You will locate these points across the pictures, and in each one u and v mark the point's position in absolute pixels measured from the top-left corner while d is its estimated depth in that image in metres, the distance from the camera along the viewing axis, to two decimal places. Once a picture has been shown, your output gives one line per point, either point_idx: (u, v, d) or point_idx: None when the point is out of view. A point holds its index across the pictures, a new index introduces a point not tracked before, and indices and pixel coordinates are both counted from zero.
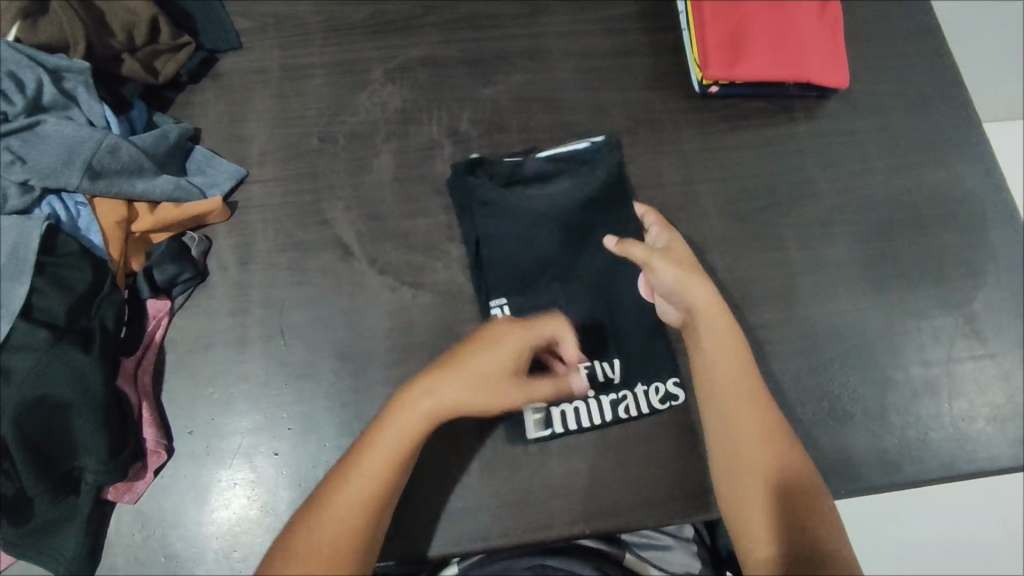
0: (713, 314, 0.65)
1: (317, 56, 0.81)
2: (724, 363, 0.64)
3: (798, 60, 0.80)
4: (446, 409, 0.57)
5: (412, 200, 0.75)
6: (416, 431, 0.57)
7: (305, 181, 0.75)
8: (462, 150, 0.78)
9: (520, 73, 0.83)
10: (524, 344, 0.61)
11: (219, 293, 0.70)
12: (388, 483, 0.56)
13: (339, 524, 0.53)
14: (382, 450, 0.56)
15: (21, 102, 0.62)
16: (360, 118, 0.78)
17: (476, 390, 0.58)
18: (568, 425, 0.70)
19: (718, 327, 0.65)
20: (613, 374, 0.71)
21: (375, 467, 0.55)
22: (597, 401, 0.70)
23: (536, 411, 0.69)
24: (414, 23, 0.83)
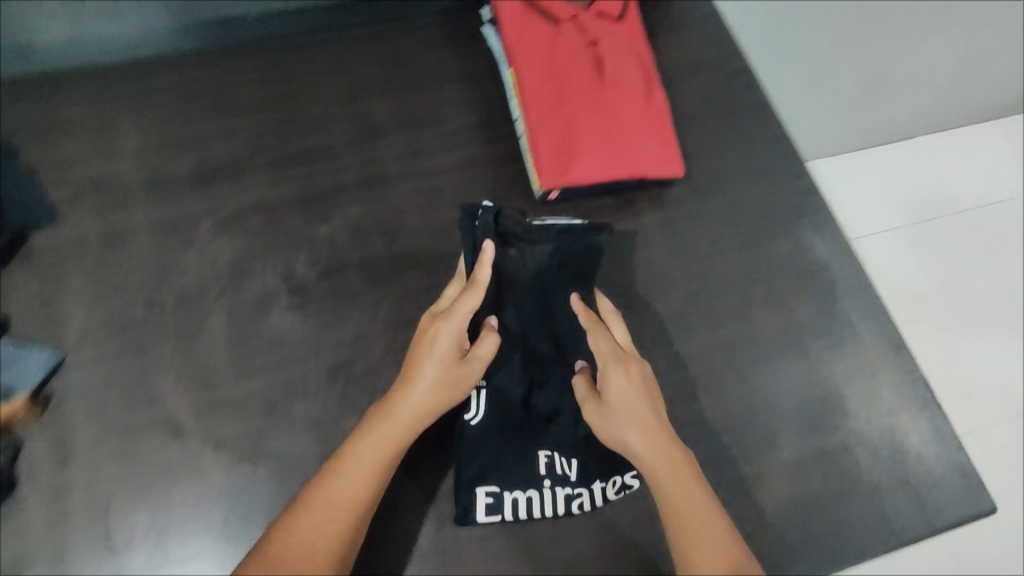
0: (660, 462, 0.60)
1: (139, 218, 0.77)
2: (679, 495, 0.59)
3: (628, 157, 0.81)
4: (413, 419, 0.60)
5: (249, 360, 0.71)
6: (397, 441, 0.60)
7: (128, 357, 0.70)
8: (300, 297, 0.75)
9: (357, 203, 0.80)
10: (454, 331, 0.62)
11: (32, 502, 0.63)
12: (367, 495, 0.57)
13: (316, 536, 0.55)
14: (365, 464, 0.58)
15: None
16: (188, 278, 0.75)
17: (428, 394, 0.61)
18: (518, 514, 0.67)
19: (678, 477, 0.59)
20: (572, 470, 0.69)
21: (358, 484, 0.57)
22: (552, 492, 0.68)
23: (487, 495, 0.67)
24: (242, 168, 0.81)
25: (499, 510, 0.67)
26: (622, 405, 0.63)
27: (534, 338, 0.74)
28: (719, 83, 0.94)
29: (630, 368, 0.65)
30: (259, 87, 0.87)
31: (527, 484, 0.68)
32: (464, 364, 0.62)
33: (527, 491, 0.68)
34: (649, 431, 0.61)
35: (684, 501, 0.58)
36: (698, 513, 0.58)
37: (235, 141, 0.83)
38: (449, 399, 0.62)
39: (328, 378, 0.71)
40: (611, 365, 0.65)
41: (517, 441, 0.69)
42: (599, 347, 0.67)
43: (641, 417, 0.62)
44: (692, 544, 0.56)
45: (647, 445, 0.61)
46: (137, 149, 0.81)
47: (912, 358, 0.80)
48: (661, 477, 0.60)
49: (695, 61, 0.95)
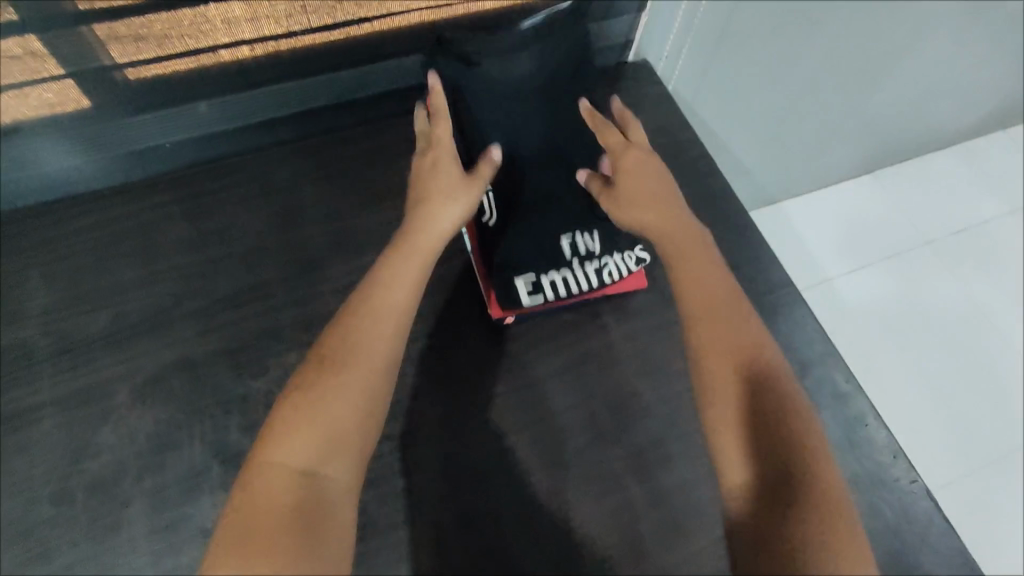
0: (673, 231, 0.61)
1: (45, 391, 0.69)
2: (694, 259, 0.58)
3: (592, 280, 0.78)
4: (442, 221, 0.62)
5: (175, 555, 0.63)
6: (433, 242, 0.61)
7: (35, 567, 0.62)
8: (232, 473, 0.67)
9: (293, 349, 0.73)
10: (444, 137, 0.67)
11: None
12: (409, 295, 0.56)
13: (372, 340, 0.51)
14: (407, 261, 0.58)
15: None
16: (103, 461, 0.66)
17: (449, 194, 0.63)
18: (556, 291, 0.77)
19: (686, 239, 0.60)
20: (595, 245, 0.77)
21: (398, 288, 0.55)
22: (581, 268, 0.77)
23: (526, 282, 0.76)
24: (165, 320, 0.74)
25: (538, 293, 0.76)
26: (634, 187, 0.65)
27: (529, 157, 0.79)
28: (676, 174, 0.90)
29: (637, 155, 0.67)
30: (181, 223, 0.79)
31: (557, 266, 0.77)
32: (471, 181, 0.65)
33: (559, 271, 0.77)
34: (657, 191, 0.64)
35: (698, 271, 0.57)
36: (717, 287, 0.56)
37: (157, 289, 0.75)
38: (465, 212, 0.64)
39: None
40: (623, 153, 0.68)
41: (543, 251, 0.77)
42: (613, 141, 0.69)
43: (648, 175, 0.65)
44: (714, 302, 0.54)
45: (652, 217, 0.62)
46: (45, 309, 0.73)
47: (910, 467, 0.74)
48: (670, 241, 0.60)
49: None
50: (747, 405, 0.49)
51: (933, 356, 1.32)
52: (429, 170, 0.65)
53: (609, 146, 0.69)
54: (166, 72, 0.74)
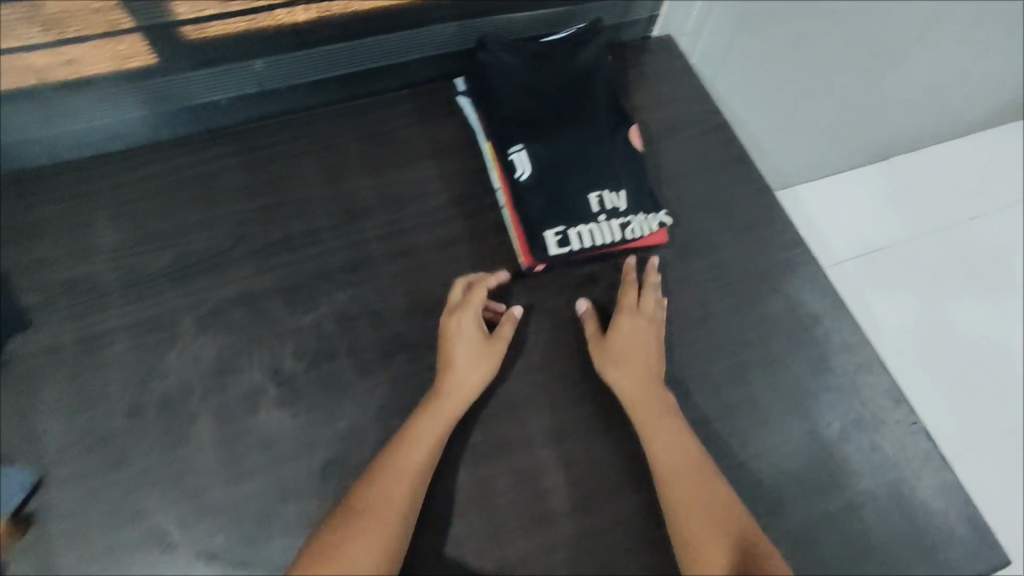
0: (660, 406, 0.72)
1: (117, 319, 0.75)
2: (672, 436, 0.69)
3: (616, 243, 0.81)
4: (460, 391, 0.71)
5: (236, 463, 0.69)
6: (451, 411, 0.70)
7: (111, 470, 0.67)
8: (287, 393, 0.73)
9: (341, 290, 0.79)
10: (476, 301, 0.75)
11: None
12: (426, 459, 0.67)
13: (393, 503, 0.64)
14: (427, 430, 0.68)
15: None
16: (170, 381, 0.72)
17: (470, 361, 0.72)
18: (584, 243, 0.79)
19: (665, 416, 0.71)
20: (621, 203, 0.81)
21: (419, 452, 0.67)
22: (607, 224, 0.80)
23: (556, 233, 0.78)
24: (224, 259, 0.80)
25: (567, 243, 0.79)
26: (632, 355, 0.74)
27: (555, 113, 0.85)
28: (698, 140, 0.95)
29: (642, 324, 0.76)
30: (234, 175, 0.85)
31: (585, 220, 0.79)
32: (492, 345, 0.74)
33: (587, 224, 0.79)
34: (648, 368, 0.74)
35: (667, 443, 0.69)
36: (691, 464, 0.68)
37: (214, 233, 0.81)
38: (487, 376, 0.72)
39: (324, 476, 0.70)
40: (623, 318, 0.77)
41: (572, 207, 0.79)
42: (623, 303, 0.78)
43: (645, 351, 0.75)
44: (675, 478, 0.67)
45: (632, 389, 0.73)
46: (113, 247, 0.79)
47: (911, 411, 0.80)
48: (648, 413, 0.71)
49: (672, 121, 0.96)
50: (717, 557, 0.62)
51: (942, 333, 1.35)
52: (457, 333, 0.73)
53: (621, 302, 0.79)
54: (226, 30, 0.80)
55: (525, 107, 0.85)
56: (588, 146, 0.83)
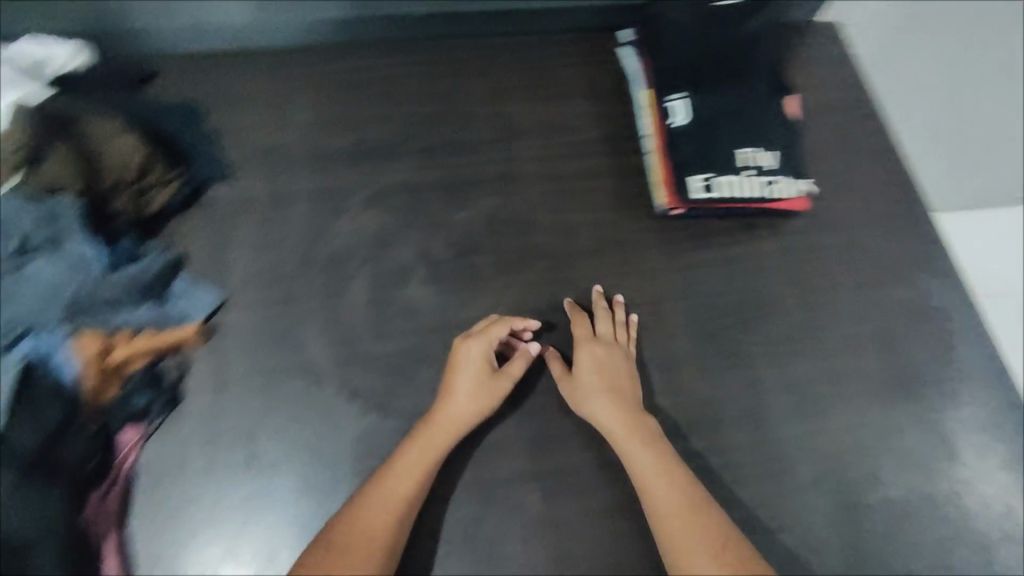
0: (658, 459, 0.69)
1: (301, 185, 0.85)
2: (668, 482, 0.67)
3: (758, 199, 0.84)
4: (455, 424, 0.70)
5: (384, 324, 0.77)
6: (444, 441, 0.69)
7: (280, 306, 0.77)
8: (434, 275, 0.81)
9: (491, 197, 0.87)
10: (483, 333, 0.74)
11: (190, 420, 0.71)
12: (411, 492, 0.66)
13: (373, 529, 0.63)
14: (416, 460, 0.68)
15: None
16: (338, 244, 0.81)
17: (473, 398, 0.71)
18: (727, 193, 0.83)
19: (665, 467, 0.68)
20: (768, 162, 0.84)
21: (404, 482, 0.66)
22: (752, 179, 0.84)
23: (700, 179, 0.83)
24: (394, 153, 0.89)
25: (711, 190, 0.83)
26: (613, 403, 0.72)
27: (717, 70, 0.89)
28: (849, 123, 0.95)
29: (602, 354, 0.76)
30: (415, 82, 0.94)
31: (731, 171, 0.83)
32: (499, 380, 0.73)
33: (732, 176, 0.83)
34: (637, 422, 0.71)
35: (655, 485, 0.67)
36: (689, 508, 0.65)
37: (390, 129, 0.90)
38: (485, 408, 0.71)
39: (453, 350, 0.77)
40: (584, 354, 0.76)
41: (720, 158, 0.84)
42: (578, 338, 0.77)
43: (625, 402, 0.72)
44: (669, 524, 0.65)
45: (617, 430, 0.71)
46: (305, 125, 0.89)
47: None
48: (628, 448, 0.70)
49: (827, 100, 0.97)
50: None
51: None
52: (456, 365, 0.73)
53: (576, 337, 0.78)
54: None
55: (688, 60, 0.89)
56: (743, 105, 0.87)
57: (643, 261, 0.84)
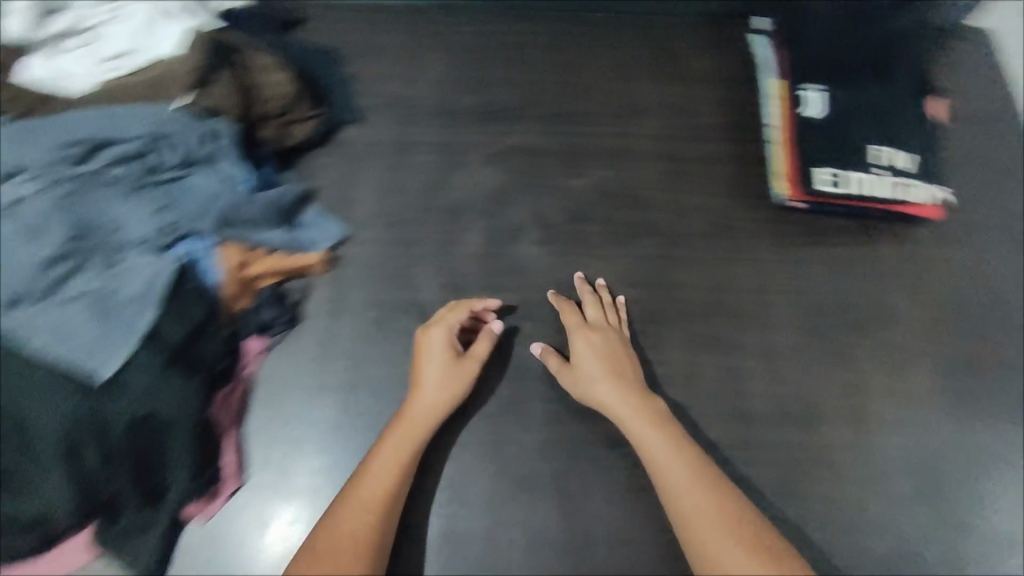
0: (668, 447, 0.65)
1: (426, 135, 0.88)
2: (680, 466, 0.63)
3: (888, 201, 0.81)
4: (426, 411, 0.68)
5: (495, 277, 0.80)
6: (419, 431, 0.67)
7: (399, 247, 0.81)
8: (547, 236, 0.83)
9: (608, 169, 0.88)
10: (447, 323, 0.73)
11: (307, 339, 0.76)
12: (391, 487, 0.64)
13: (355, 526, 0.60)
14: (391, 451, 0.66)
15: (131, 148, 0.67)
16: (458, 195, 0.84)
17: (444, 385, 0.70)
18: (856, 190, 0.81)
19: (678, 451, 0.64)
20: (904, 164, 0.82)
21: (381, 477, 0.64)
22: (884, 179, 0.82)
23: (830, 173, 0.82)
24: (518, 115, 0.90)
25: (840, 184, 0.81)
26: (612, 394, 0.69)
27: (865, 62, 0.86)
28: (992, 135, 0.90)
29: (597, 340, 0.74)
30: (543, 51, 0.95)
31: (862, 168, 0.82)
32: (463, 366, 0.71)
33: (864, 173, 0.82)
34: (641, 420, 0.67)
35: (670, 471, 0.63)
36: (705, 484, 0.62)
37: (515, 93, 0.92)
38: (458, 394, 0.70)
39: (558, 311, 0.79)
40: (579, 339, 0.74)
41: (853, 154, 0.82)
42: (569, 326, 0.75)
43: (630, 391, 0.69)
44: (689, 507, 0.61)
45: (630, 418, 0.67)
46: (435, 80, 0.92)
47: None
48: (642, 433, 0.66)
49: (971, 109, 0.92)
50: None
51: None
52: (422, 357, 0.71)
53: (568, 326, 0.75)
54: None
55: (836, 48, 0.86)
56: (886, 104, 0.84)
57: (757, 249, 0.83)
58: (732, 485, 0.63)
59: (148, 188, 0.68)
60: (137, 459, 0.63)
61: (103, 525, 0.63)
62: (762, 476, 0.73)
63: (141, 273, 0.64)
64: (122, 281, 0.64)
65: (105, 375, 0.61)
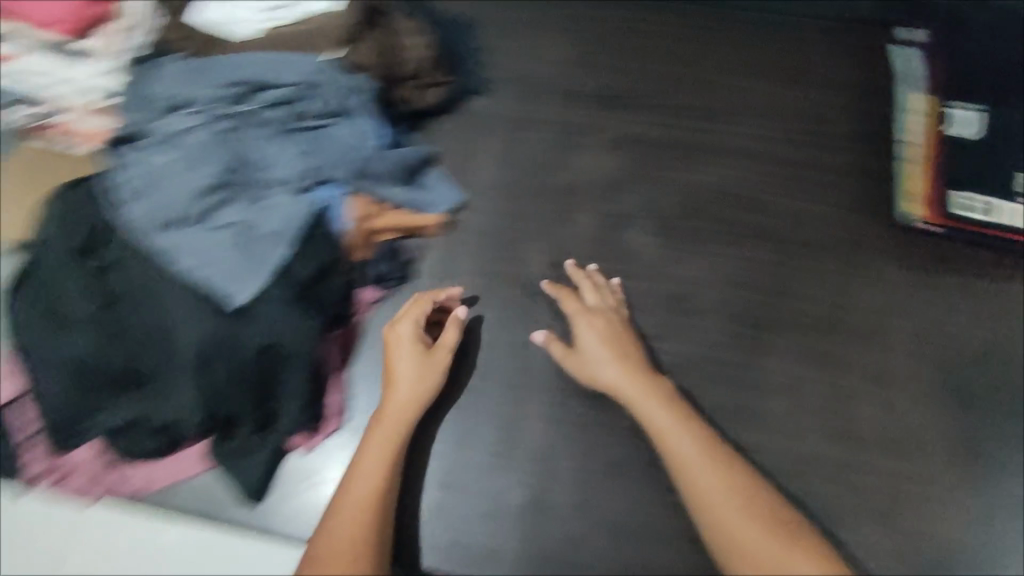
0: (674, 423, 0.66)
1: (548, 113, 0.88)
2: (684, 441, 0.65)
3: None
4: (404, 405, 0.68)
5: (604, 260, 0.81)
6: (399, 428, 0.67)
7: (512, 220, 0.82)
8: (659, 228, 0.82)
9: (731, 168, 0.84)
10: (416, 318, 0.71)
11: (417, 296, 0.78)
12: (382, 485, 0.64)
13: (353, 529, 0.61)
14: (376, 452, 0.66)
15: (283, 94, 0.71)
16: (574, 176, 0.85)
17: (417, 379, 0.69)
18: (993, 217, 0.78)
19: (683, 427, 0.66)
20: None
21: (368, 480, 0.64)
22: None
23: (968, 198, 0.78)
24: (642, 103, 0.88)
25: (976, 210, 0.78)
26: (617, 374, 0.70)
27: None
28: None
29: (600, 323, 0.74)
30: None
31: (1006, 196, 0.77)
32: (435, 358, 0.70)
33: (1006, 201, 0.77)
34: (650, 413, 0.67)
35: (679, 443, 0.65)
36: (707, 451, 0.65)
37: (641, 79, 0.89)
38: (432, 386, 0.70)
39: (663, 303, 0.79)
40: (581, 322, 0.74)
41: (996, 180, 0.78)
42: (570, 313, 0.75)
43: (636, 387, 0.69)
44: (695, 475, 0.63)
45: (637, 400, 0.68)
46: (561, 59, 0.90)
47: None
48: (646, 406, 0.68)
49: None
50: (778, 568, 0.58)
51: None
52: (394, 355, 0.70)
53: (569, 313, 0.75)
54: None
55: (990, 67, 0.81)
56: None
57: (880, 268, 0.79)
58: (728, 448, 0.66)
59: (293, 133, 0.71)
60: (257, 384, 0.66)
61: (219, 440, 0.68)
62: (858, 496, 0.72)
63: (280, 211, 0.67)
64: (263, 218, 0.67)
65: (238, 302, 0.65)
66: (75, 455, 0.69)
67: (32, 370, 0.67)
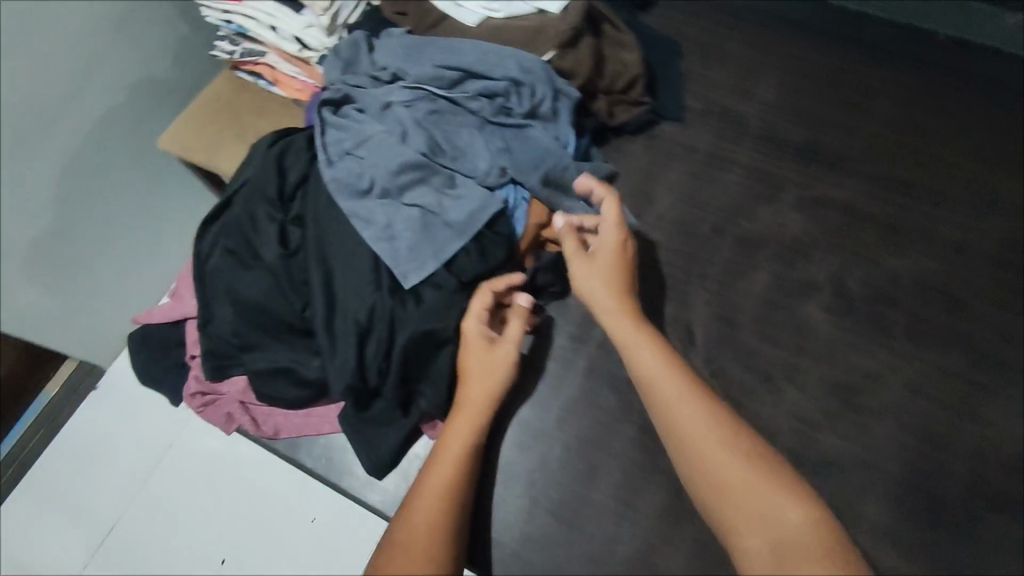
0: (655, 360, 0.60)
1: (743, 156, 0.83)
2: (665, 380, 0.59)
3: None
4: (480, 395, 0.63)
5: (772, 327, 0.74)
6: (478, 417, 0.62)
7: (682, 260, 0.78)
8: (839, 305, 0.75)
9: (932, 257, 0.76)
10: (488, 302, 0.65)
11: (569, 315, 0.76)
12: (461, 476, 0.59)
13: (429, 518, 0.56)
14: (452, 441, 0.61)
15: (491, 87, 0.71)
16: (757, 228, 0.79)
17: (491, 371, 0.63)
18: None
19: (666, 364, 0.60)
20: None
21: (445, 469, 0.59)
22: None
23: None
24: (845, 165, 0.82)
25: None
26: (610, 301, 0.64)
27: None
28: None
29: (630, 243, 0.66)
30: (891, 104, 0.85)
31: None
32: (504, 352, 0.64)
33: None
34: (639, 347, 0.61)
35: (662, 382, 0.59)
36: (688, 391, 0.58)
37: (847, 140, 0.83)
38: (505, 380, 0.64)
39: (828, 390, 0.71)
40: (613, 235, 0.66)
41: None
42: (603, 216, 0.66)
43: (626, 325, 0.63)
44: (675, 413, 0.57)
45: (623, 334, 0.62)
46: (766, 102, 0.86)
47: None
48: (632, 342, 0.62)
49: None
50: (768, 515, 0.51)
51: None
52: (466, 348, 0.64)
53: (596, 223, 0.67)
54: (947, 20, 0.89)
55: None
56: None
57: None
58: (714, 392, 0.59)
59: (493, 129, 0.71)
60: (406, 364, 0.66)
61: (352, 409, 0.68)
62: None
63: (468, 202, 0.67)
64: (446, 206, 0.67)
65: (409, 283, 0.65)
66: (224, 384, 0.73)
67: (202, 299, 0.70)
